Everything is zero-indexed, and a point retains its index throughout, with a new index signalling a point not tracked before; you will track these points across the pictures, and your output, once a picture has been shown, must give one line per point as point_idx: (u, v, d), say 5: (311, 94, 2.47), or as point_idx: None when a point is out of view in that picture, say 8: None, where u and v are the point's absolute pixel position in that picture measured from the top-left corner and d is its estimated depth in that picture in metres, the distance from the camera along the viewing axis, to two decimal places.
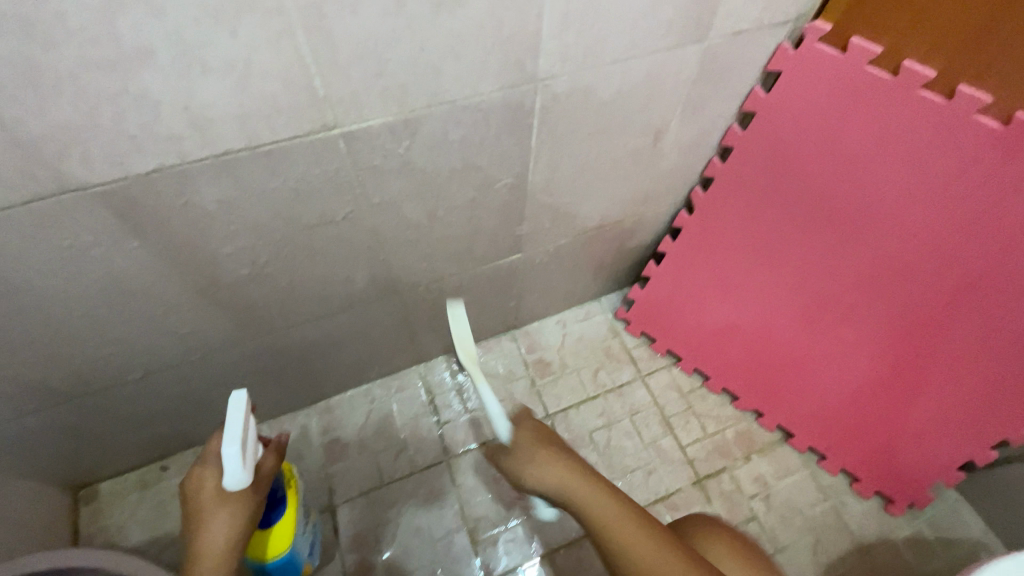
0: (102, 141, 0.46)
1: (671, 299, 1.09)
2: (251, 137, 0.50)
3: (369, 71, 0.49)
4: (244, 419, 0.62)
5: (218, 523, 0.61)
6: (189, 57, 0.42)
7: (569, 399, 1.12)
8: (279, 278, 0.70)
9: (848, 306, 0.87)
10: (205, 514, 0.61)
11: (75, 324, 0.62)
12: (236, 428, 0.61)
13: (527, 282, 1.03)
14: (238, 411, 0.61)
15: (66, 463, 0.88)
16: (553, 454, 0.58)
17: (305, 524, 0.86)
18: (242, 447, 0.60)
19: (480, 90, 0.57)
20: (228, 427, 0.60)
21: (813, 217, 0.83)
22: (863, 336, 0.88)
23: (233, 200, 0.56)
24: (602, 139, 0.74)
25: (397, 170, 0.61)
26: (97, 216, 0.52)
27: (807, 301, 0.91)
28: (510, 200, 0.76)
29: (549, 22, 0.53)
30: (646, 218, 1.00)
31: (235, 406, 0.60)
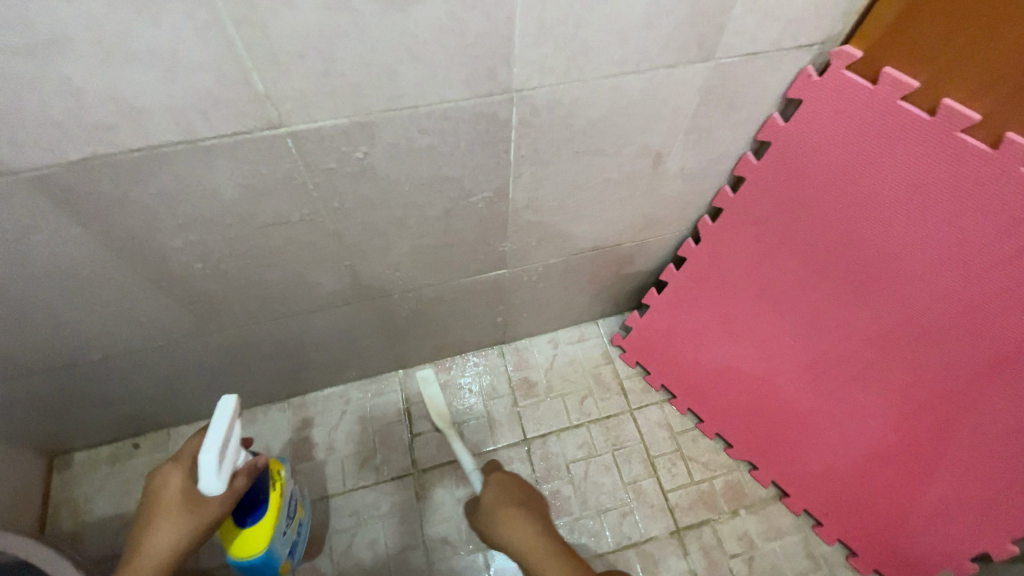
0: (27, 127, 0.43)
1: (670, 332, 1.01)
2: (190, 131, 0.47)
3: (316, 70, 0.45)
4: (228, 426, 0.60)
5: (169, 528, 0.60)
6: (110, 45, 0.39)
7: (550, 426, 1.06)
8: (238, 274, 0.67)
9: (859, 364, 0.78)
10: (158, 514, 0.60)
11: (25, 304, 0.61)
12: (218, 435, 0.58)
13: (515, 299, 0.97)
14: (224, 417, 0.59)
15: (36, 432, 0.89)
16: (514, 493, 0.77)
17: (285, 525, 0.80)
18: (219, 456, 0.58)
19: (446, 98, 0.52)
20: (211, 432, 0.58)
21: (829, 264, 0.74)
22: (874, 400, 0.79)
23: (179, 194, 0.53)
24: (593, 159, 0.68)
25: (356, 175, 0.57)
26: (34, 202, 0.50)
27: (816, 355, 0.82)
28: (490, 215, 0.71)
29: (524, 30, 0.48)
30: (647, 243, 0.92)
31: (222, 411, 0.59)
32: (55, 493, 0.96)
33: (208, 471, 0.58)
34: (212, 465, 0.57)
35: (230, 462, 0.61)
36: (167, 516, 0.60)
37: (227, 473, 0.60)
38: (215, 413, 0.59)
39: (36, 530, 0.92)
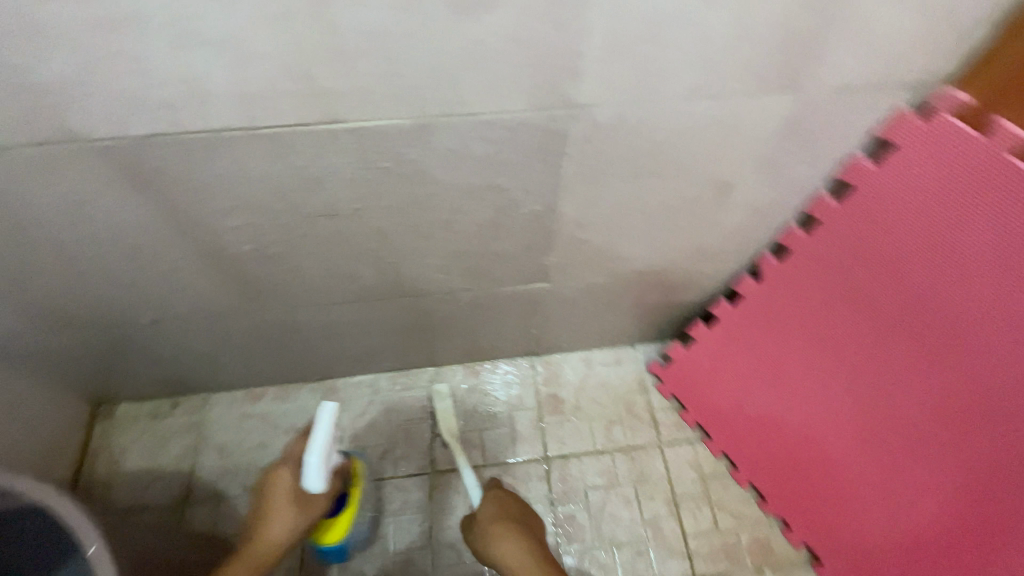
0: (101, 98, 0.45)
1: (712, 369, 0.96)
2: (251, 118, 0.48)
3: (378, 69, 0.45)
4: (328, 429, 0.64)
5: (280, 522, 0.66)
6: (185, 28, 0.40)
7: (573, 447, 1.02)
8: (283, 258, 0.68)
9: (921, 434, 0.72)
10: (270, 508, 0.67)
11: (88, 262, 0.65)
12: (322, 438, 0.63)
13: (553, 313, 0.95)
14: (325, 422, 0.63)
15: (87, 379, 0.94)
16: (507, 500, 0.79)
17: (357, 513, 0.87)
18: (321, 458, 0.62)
19: (506, 108, 0.50)
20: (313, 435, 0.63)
21: (901, 324, 0.70)
22: (934, 476, 0.72)
23: (235, 177, 0.54)
24: (653, 183, 0.64)
25: (407, 176, 0.57)
26: (101, 169, 0.52)
27: (872, 418, 0.77)
28: (537, 228, 0.69)
29: (595, 44, 0.46)
30: (700, 273, 0.87)
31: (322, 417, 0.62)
32: (98, 438, 1.01)
33: (311, 472, 0.63)
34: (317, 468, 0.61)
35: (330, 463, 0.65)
36: (281, 510, 0.66)
37: (328, 472, 0.66)
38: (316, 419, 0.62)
39: (69, 476, 0.97)
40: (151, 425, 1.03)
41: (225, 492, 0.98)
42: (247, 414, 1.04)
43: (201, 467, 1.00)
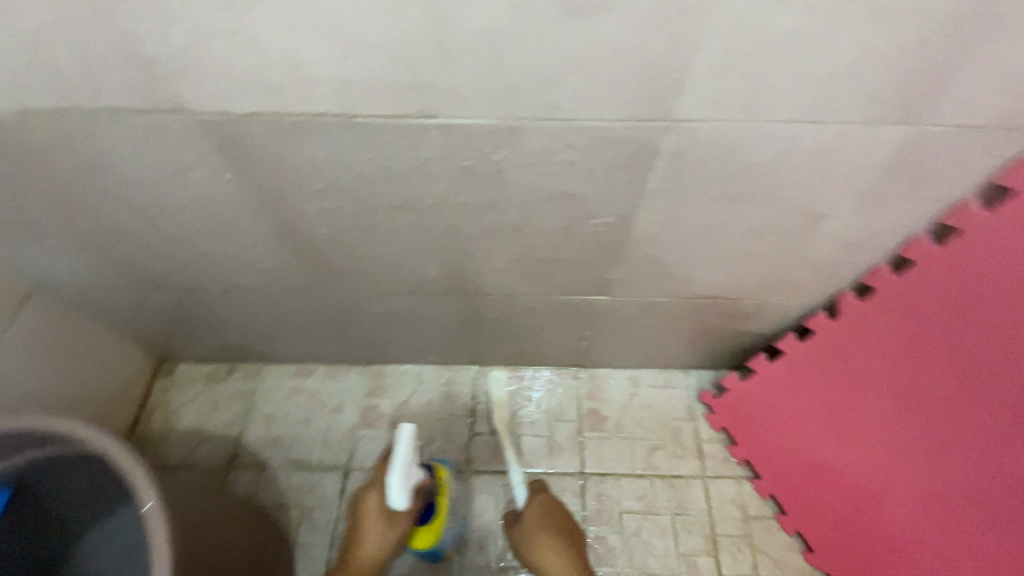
0: (209, 75, 0.46)
1: (770, 407, 0.90)
2: (347, 106, 0.48)
3: (480, 69, 0.44)
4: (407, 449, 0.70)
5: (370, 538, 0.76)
6: (300, 13, 0.40)
7: (612, 467, 0.99)
8: (353, 242, 0.69)
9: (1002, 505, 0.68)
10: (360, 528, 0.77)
11: (173, 229, 0.67)
12: (401, 459, 0.70)
13: (608, 327, 0.92)
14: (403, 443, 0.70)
15: (154, 337, 0.99)
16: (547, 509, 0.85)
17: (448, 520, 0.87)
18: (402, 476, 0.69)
19: (601, 116, 0.48)
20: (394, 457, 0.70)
21: (992, 385, 0.66)
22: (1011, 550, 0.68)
23: (322, 160, 0.55)
24: (738, 207, 0.61)
25: (487, 175, 0.56)
26: (198, 142, 0.53)
27: (947, 482, 0.73)
28: (608, 241, 0.67)
29: (706, 58, 0.44)
30: (771, 304, 0.83)
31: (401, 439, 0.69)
32: (157, 393, 1.07)
33: (395, 491, 0.70)
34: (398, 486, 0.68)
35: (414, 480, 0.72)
36: (369, 529, 0.76)
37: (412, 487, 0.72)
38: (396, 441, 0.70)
39: (128, 425, 1.03)
40: (206, 387, 1.07)
41: (268, 463, 1.01)
42: (297, 389, 1.07)
43: (248, 434, 1.03)
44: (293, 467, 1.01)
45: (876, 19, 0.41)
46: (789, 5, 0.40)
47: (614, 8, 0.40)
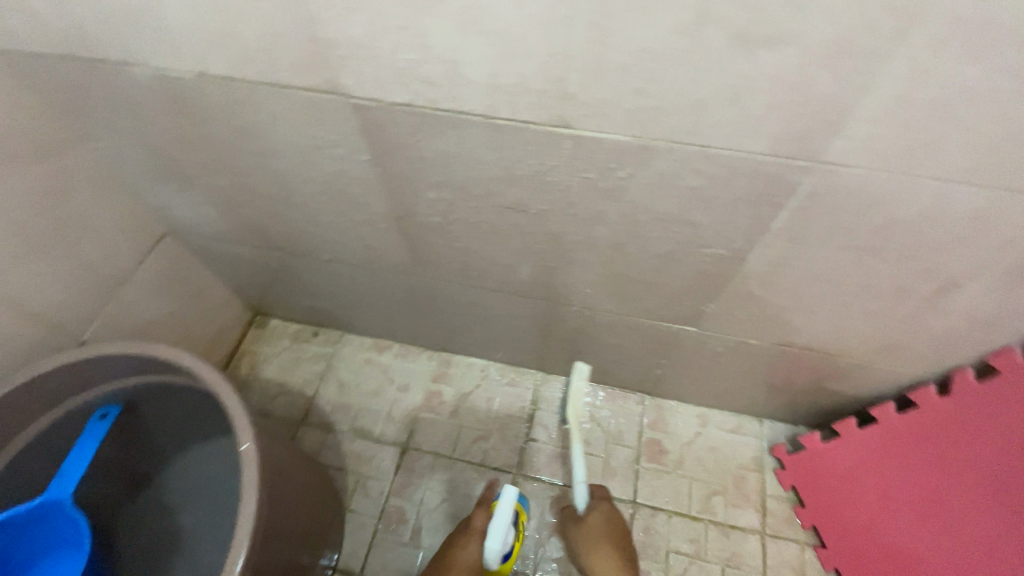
0: (373, 65, 0.50)
1: (848, 475, 0.86)
2: (491, 108, 0.50)
3: (630, 86, 0.44)
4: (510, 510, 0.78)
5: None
6: (472, 18, 0.43)
7: (665, 502, 0.96)
8: (458, 235, 0.72)
9: None
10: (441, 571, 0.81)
11: (300, 198, 0.73)
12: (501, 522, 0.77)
13: (686, 360, 0.89)
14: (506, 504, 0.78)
15: (256, 292, 1.07)
16: (607, 522, 0.84)
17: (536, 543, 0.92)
18: (497, 540, 0.77)
19: (740, 147, 0.47)
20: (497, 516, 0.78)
21: None
22: None
23: (452, 155, 0.58)
24: (862, 260, 0.58)
25: (607, 191, 0.56)
26: (346, 123, 0.57)
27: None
28: (712, 272, 0.65)
29: (870, 104, 0.42)
30: (872, 366, 0.77)
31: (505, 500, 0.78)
32: (247, 342, 1.16)
33: (488, 554, 0.77)
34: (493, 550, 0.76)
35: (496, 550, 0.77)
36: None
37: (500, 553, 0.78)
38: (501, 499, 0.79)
39: (220, 367, 1.12)
40: (290, 345, 1.15)
41: (334, 426, 1.07)
42: (370, 361, 1.13)
43: (321, 396, 1.10)
44: (356, 435, 1.06)
45: None
46: (980, 60, 0.38)
47: (785, 42, 0.39)
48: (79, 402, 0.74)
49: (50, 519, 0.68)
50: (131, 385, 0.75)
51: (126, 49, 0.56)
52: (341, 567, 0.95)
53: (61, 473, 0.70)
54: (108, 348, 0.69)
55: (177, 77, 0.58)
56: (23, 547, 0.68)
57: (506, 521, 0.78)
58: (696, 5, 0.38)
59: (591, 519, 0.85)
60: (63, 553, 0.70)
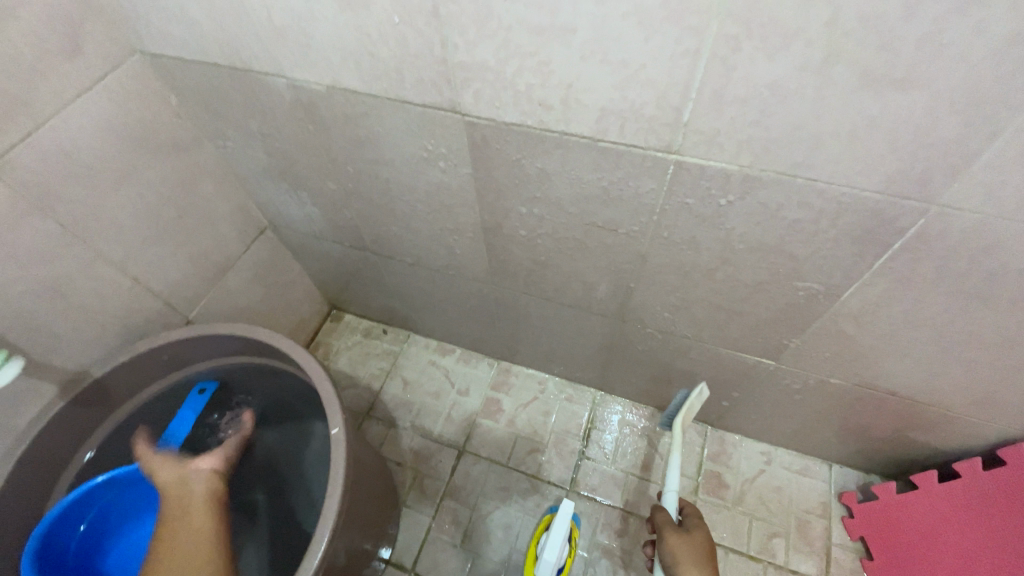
0: (492, 87, 0.53)
1: (928, 532, 0.83)
2: (599, 131, 0.53)
3: (746, 118, 0.46)
4: (568, 522, 0.70)
5: None
6: (596, 48, 0.45)
7: (723, 537, 0.93)
8: (543, 249, 0.75)
9: None
10: None
11: (397, 204, 0.78)
12: (558, 534, 0.69)
13: (756, 394, 0.88)
14: (564, 517, 0.70)
15: (336, 288, 1.14)
16: None
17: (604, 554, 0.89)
18: (553, 553, 0.68)
19: (852, 183, 0.47)
20: (553, 527, 0.70)
21: None
22: None
23: (552, 173, 0.61)
24: (969, 307, 0.56)
25: (703, 217, 0.58)
26: (455, 137, 0.61)
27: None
28: (801, 306, 0.64)
29: (1001, 150, 0.41)
30: (964, 419, 0.73)
31: (562, 512, 0.70)
32: (321, 334, 1.22)
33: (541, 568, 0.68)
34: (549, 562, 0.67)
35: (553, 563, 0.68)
36: None
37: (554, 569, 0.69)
38: (557, 512, 0.70)
39: None
40: (360, 341, 1.21)
41: (396, 422, 1.11)
42: (434, 363, 1.17)
43: (386, 392, 1.14)
44: (416, 433, 1.09)
45: None
46: None
47: (916, 83, 0.39)
48: (178, 377, 0.82)
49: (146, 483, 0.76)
50: (228, 364, 0.82)
51: (269, 62, 0.63)
52: (393, 561, 0.97)
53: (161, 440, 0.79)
54: (213, 328, 0.77)
55: (309, 89, 0.64)
56: (116, 509, 0.74)
57: (562, 535, 0.69)
58: (826, 45, 0.39)
59: (695, 534, 0.68)
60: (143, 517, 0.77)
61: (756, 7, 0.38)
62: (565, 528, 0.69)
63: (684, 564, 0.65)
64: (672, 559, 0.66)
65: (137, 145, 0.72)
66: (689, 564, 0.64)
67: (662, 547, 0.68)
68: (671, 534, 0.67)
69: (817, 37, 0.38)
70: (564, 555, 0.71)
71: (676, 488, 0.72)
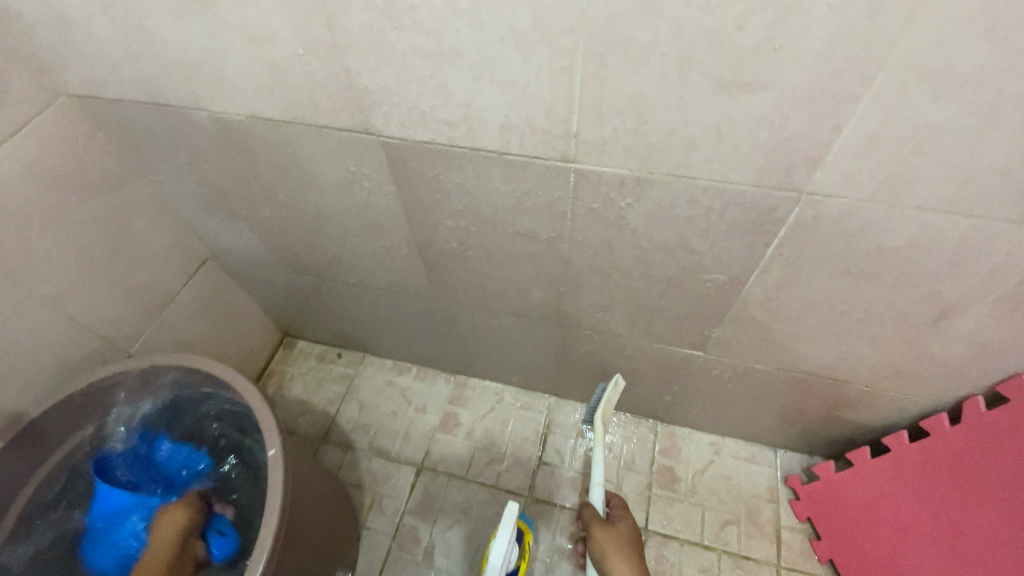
0: (399, 109, 0.56)
1: (866, 505, 0.86)
2: (503, 145, 0.56)
3: (626, 125, 0.50)
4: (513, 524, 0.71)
5: None
6: (484, 69, 0.49)
7: (678, 530, 0.96)
8: (475, 261, 0.77)
9: None
10: None
11: (332, 226, 0.80)
12: (504, 539, 0.70)
13: (695, 386, 0.91)
14: (508, 520, 0.71)
15: (287, 314, 1.14)
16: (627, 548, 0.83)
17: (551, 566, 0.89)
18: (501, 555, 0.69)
19: (730, 179, 0.52)
20: (498, 531, 0.70)
21: None
22: None
23: (468, 187, 0.64)
24: (858, 287, 0.60)
25: (610, 220, 0.61)
26: (376, 159, 0.64)
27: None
28: (715, 297, 0.68)
29: (848, 141, 0.46)
30: (879, 394, 0.78)
31: (506, 516, 0.71)
32: (276, 361, 1.22)
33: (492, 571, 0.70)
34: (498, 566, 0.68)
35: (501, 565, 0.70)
36: None
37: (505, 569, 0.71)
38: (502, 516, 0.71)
39: None
40: (315, 365, 1.21)
41: (354, 445, 1.11)
42: (391, 383, 1.18)
43: (343, 414, 1.14)
44: (374, 453, 1.09)
45: None
46: (942, 101, 0.41)
47: (761, 86, 0.43)
48: (101, 422, 0.79)
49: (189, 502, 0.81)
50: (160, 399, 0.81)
51: (190, 96, 0.65)
52: None
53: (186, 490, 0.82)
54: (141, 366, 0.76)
55: (231, 120, 0.66)
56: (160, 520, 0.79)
57: (508, 538, 0.71)
58: (678, 57, 0.43)
59: (619, 525, 0.73)
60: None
61: (614, 26, 0.42)
62: (511, 532, 0.70)
63: (612, 554, 0.69)
64: (600, 552, 0.70)
65: (65, 185, 0.73)
66: (616, 552, 0.69)
67: (591, 543, 0.72)
68: (596, 528, 0.72)
69: (669, 51, 0.43)
70: (511, 553, 0.73)
71: (603, 482, 0.77)
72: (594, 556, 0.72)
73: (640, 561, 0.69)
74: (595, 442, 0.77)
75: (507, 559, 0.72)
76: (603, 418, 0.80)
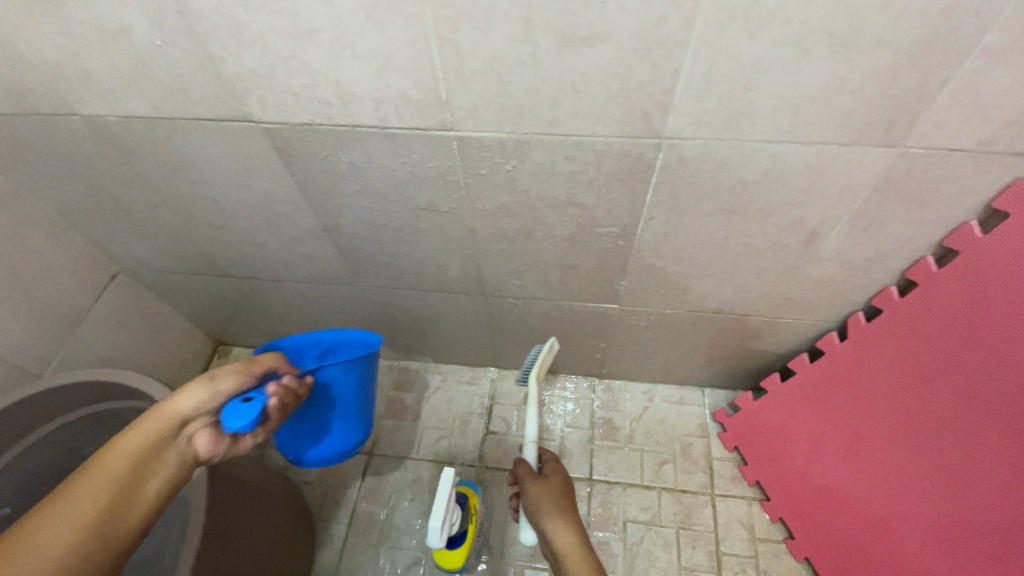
0: (274, 93, 0.57)
1: (782, 426, 0.93)
2: (381, 119, 0.57)
3: (491, 88, 0.52)
4: (449, 490, 0.74)
5: None
6: (343, 45, 0.50)
7: (620, 476, 1.01)
8: (387, 242, 0.78)
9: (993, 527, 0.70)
10: None
11: (240, 223, 0.79)
12: (441, 502, 0.72)
13: (620, 338, 0.96)
14: (445, 486, 0.73)
15: (216, 322, 1.11)
16: None
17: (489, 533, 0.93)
18: (440, 519, 0.72)
19: (596, 132, 0.55)
20: (436, 496, 0.73)
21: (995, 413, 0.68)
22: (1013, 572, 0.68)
23: (361, 166, 0.65)
24: (733, 222, 0.65)
25: (501, 183, 0.64)
26: (262, 146, 0.64)
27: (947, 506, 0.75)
28: (613, 249, 0.72)
29: (689, 84, 0.49)
30: (777, 322, 0.84)
31: (443, 482, 0.73)
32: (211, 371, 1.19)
33: (433, 534, 0.72)
34: (438, 528, 0.71)
35: (442, 527, 0.73)
36: None
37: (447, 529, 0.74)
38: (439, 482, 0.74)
39: None
40: None
41: None
42: None
43: None
44: None
45: (840, 47, 0.45)
46: (757, 38, 0.45)
47: (598, 39, 0.46)
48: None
49: (341, 380, 0.71)
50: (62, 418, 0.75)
51: (58, 101, 0.62)
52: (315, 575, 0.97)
53: (334, 403, 0.72)
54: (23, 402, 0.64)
55: (107, 122, 0.64)
56: (317, 401, 0.71)
57: (448, 501, 0.73)
58: (521, 17, 0.45)
59: (552, 476, 0.76)
60: (343, 429, 0.75)
61: None
62: (450, 494, 0.73)
63: (546, 505, 0.72)
64: (533, 503, 0.73)
65: None
66: (549, 501, 0.72)
67: (524, 496, 0.75)
68: (530, 483, 0.75)
69: (511, 10, 0.45)
70: (454, 515, 0.77)
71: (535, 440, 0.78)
72: (527, 507, 0.74)
73: (572, 507, 0.73)
74: (530, 397, 0.77)
75: (449, 521, 0.75)
76: (538, 381, 0.81)
